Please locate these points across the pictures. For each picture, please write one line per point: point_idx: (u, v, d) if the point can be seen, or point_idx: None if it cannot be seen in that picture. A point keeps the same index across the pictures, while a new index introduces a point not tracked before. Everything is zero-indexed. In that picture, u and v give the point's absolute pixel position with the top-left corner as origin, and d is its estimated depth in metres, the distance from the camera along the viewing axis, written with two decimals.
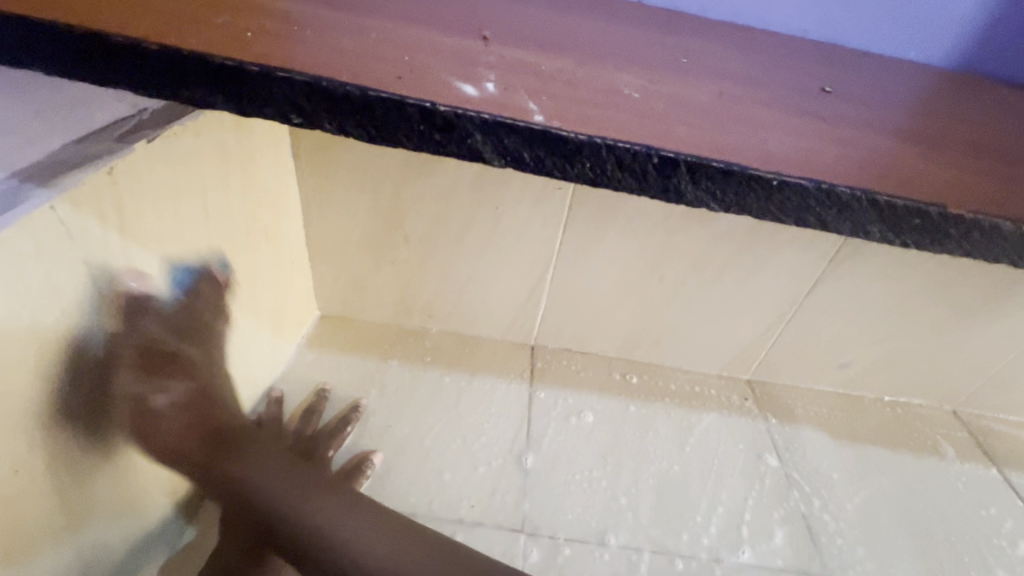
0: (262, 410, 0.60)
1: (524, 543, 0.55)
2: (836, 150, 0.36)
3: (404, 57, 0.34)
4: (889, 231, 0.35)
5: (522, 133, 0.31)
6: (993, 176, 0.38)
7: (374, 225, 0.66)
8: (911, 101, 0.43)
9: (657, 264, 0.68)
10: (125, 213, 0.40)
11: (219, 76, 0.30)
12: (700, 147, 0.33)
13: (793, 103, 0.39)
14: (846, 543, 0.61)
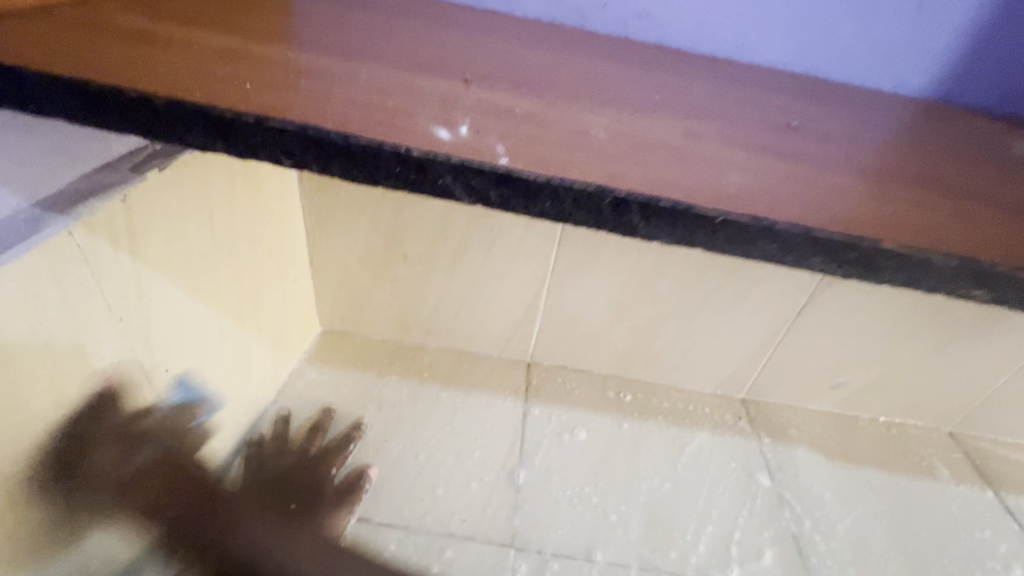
0: (268, 427, 0.64)
1: (513, 557, 0.56)
2: (805, 187, 0.36)
3: (383, 93, 0.35)
4: (838, 266, 0.34)
5: (488, 175, 0.32)
6: (969, 211, 0.38)
7: (375, 246, 0.68)
8: (891, 134, 0.44)
9: (649, 285, 0.69)
10: (137, 236, 0.42)
11: (214, 120, 0.31)
12: (670, 181, 0.34)
13: (762, 133, 0.40)
14: (836, 564, 0.61)
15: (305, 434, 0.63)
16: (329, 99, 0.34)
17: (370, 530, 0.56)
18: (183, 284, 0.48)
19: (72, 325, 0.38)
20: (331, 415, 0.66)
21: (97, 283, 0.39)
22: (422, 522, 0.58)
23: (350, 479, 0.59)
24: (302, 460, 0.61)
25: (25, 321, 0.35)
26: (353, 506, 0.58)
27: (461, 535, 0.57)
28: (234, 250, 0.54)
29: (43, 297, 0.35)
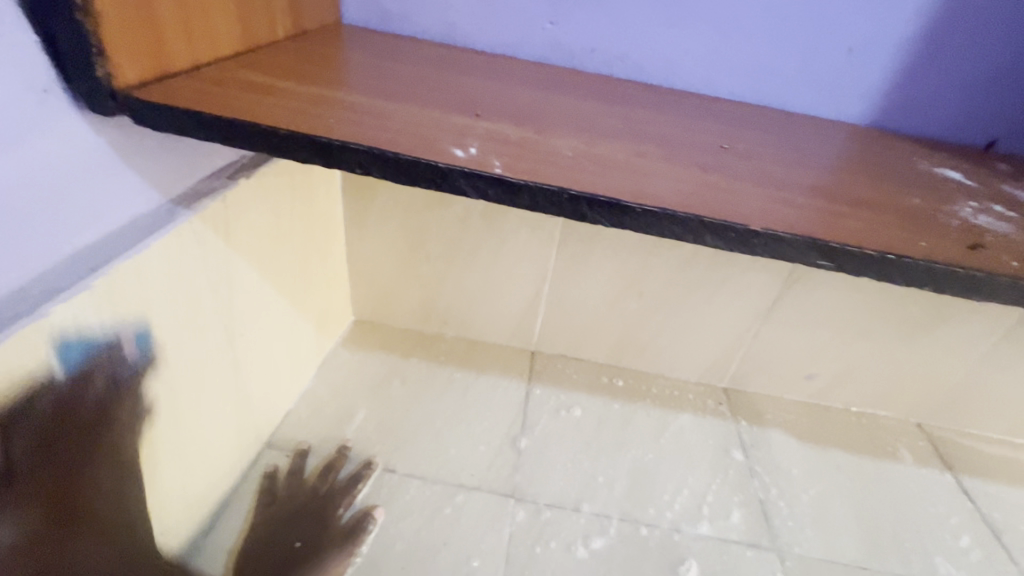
0: (287, 462, 0.67)
1: (513, 505, 0.66)
2: (746, 197, 0.39)
3: (408, 103, 0.44)
4: (840, 261, 0.36)
5: (501, 184, 0.35)
6: (901, 220, 0.41)
7: (402, 245, 0.80)
8: (830, 157, 0.50)
9: (636, 282, 0.80)
10: (230, 228, 0.51)
11: (314, 139, 0.35)
12: (642, 167, 0.40)
13: (714, 142, 0.48)
14: (796, 525, 0.70)
15: (318, 473, 0.66)
16: (369, 126, 0.39)
17: (394, 478, 0.67)
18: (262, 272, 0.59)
19: (192, 297, 0.48)
20: (345, 456, 0.68)
21: (207, 266, 0.49)
22: (438, 474, 0.68)
23: (354, 520, 0.61)
24: (312, 499, 0.63)
25: (167, 287, 0.45)
26: (355, 549, 0.59)
27: (470, 485, 0.68)
28: (293, 244, 0.65)
29: (176, 271, 0.45)
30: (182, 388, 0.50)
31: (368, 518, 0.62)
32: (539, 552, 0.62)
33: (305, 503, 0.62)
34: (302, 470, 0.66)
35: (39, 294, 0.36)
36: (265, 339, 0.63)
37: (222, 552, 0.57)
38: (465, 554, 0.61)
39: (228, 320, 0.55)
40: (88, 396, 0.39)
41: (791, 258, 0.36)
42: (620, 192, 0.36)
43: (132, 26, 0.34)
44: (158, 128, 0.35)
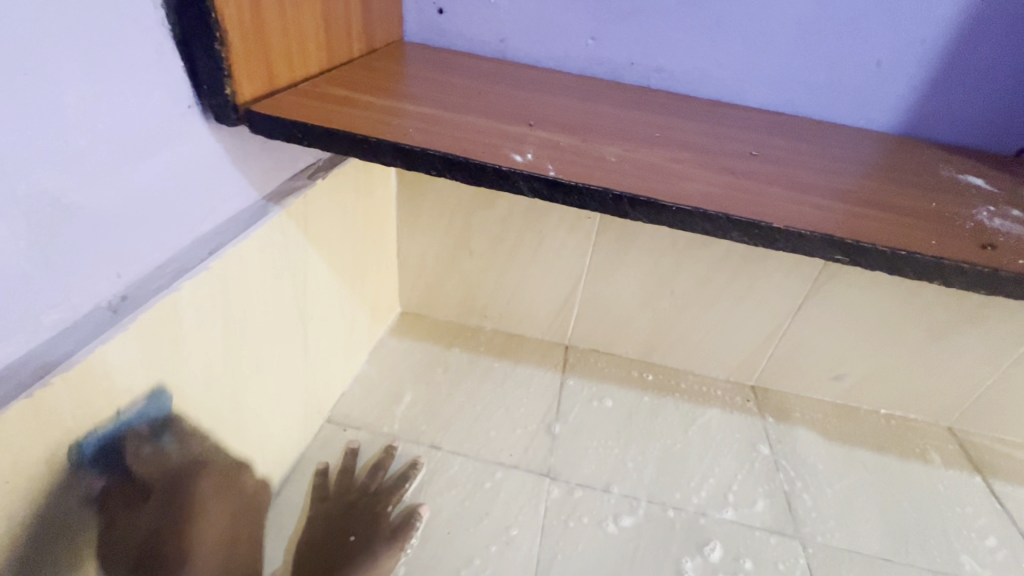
0: (339, 460, 0.70)
1: (548, 483, 0.72)
2: (773, 198, 0.44)
3: (470, 113, 0.50)
4: (857, 257, 0.40)
5: (554, 184, 0.41)
6: (917, 220, 0.45)
7: (448, 243, 0.87)
8: (855, 163, 0.53)
9: (668, 281, 0.84)
10: (309, 222, 0.59)
11: (399, 145, 0.42)
12: (678, 171, 0.45)
13: (744, 148, 0.52)
14: (820, 517, 0.73)
15: (368, 470, 0.69)
16: (439, 134, 0.45)
17: (440, 454, 0.73)
18: (330, 264, 0.66)
19: (278, 283, 0.56)
20: (392, 454, 0.71)
21: (291, 256, 0.57)
22: (479, 452, 0.74)
23: (402, 518, 0.64)
24: (363, 497, 0.66)
25: (262, 273, 0.52)
26: (404, 546, 0.61)
27: (509, 464, 0.73)
28: (355, 239, 0.72)
29: (270, 260, 0.53)
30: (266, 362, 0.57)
31: (415, 516, 0.64)
32: (573, 526, 0.67)
33: (357, 502, 0.65)
34: (353, 467, 0.69)
35: (173, 271, 0.43)
36: (329, 324, 0.70)
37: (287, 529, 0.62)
38: (503, 524, 0.66)
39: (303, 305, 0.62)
40: (201, 361, 0.47)
41: (810, 252, 0.41)
42: (658, 192, 0.41)
43: (252, 52, 0.41)
44: (269, 135, 0.43)
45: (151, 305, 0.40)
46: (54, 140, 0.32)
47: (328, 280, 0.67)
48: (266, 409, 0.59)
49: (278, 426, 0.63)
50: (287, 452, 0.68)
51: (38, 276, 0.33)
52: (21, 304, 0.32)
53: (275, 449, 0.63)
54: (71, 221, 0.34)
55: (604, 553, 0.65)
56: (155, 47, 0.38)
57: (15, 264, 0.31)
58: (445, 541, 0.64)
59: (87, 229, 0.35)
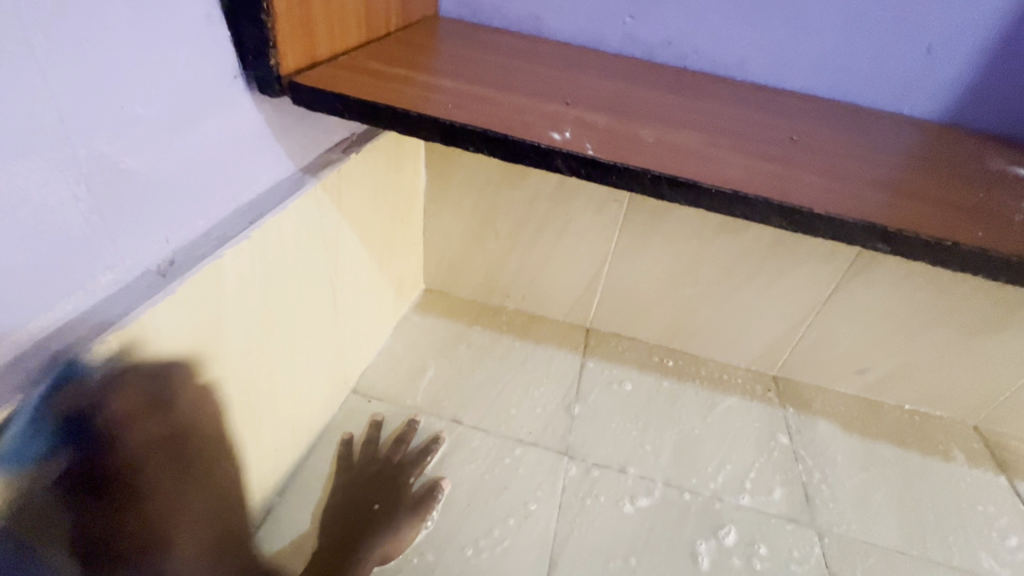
0: (364, 430, 0.72)
1: (566, 462, 0.73)
2: (814, 185, 0.43)
3: (507, 90, 0.49)
4: (898, 246, 0.40)
5: (593, 162, 0.41)
6: (960, 211, 0.44)
7: (475, 222, 0.87)
8: (900, 151, 0.52)
9: (694, 267, 0.84)
10: (341, 196, 0.59)
11: (440, 121, 0.42)
12: (718, 155, 0.45)
13: (784, 133, 0.51)
14: (838, 508, 0.73)
15: (391, 442, 0.71)
16: (477, 110, 0.45)
17: (462, 429, 0.75)
18: (360, 238, 0.67)
19: (312, 256, 0.57)
20: (415, 428, 0.72)
21: (324, 231, 0.58)
22: (500, 428, 0.76)
23: (424, 490, 0.66)
24: (386, 468, 0.67)
25: (298, 246, 0.53)
26: (426, 517, 0.63)
27: (528, 441, 0.75)
28: (384, 215, 0.73)
29: (305, 233, 0.54)
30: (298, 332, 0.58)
31: (436, 489, 0.66)
32: (589, 504, 0.68)
33: (381, 472, 0.67)
34: (377, 439, 0.71)
35: (217, 239, 0.44)
36: (357, 298, 0.72)
37: (314, 493, 0.65)
38: (522, 499, 0.68)
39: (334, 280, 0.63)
40: (240, 328, 0.48)
41: (851, 240, 0.40)
42: (697, 174, 0.41)
43: (296, 24, 0.42)
44: (312, 107, 0.43)
45: (198, 269, 0.41)
46: (112, 107, 0.33)
47: (358, 255, 0.68)
48: (298, 377, 0.61)
49: (308, 395, 0.65)
50: (315, 421, 0.70)
51: (95, 239, 0.34)
52: (78, 265, 0.34)
53: (303, 416, 0.65)
54: (125, 185, 0.35)
55: (620, 530, 0.66)
56: (204, 17, 0.38)
57: (76, 224, 0.33)
58: (466, 512, 0.65)
59: (140, 194, 0.37)
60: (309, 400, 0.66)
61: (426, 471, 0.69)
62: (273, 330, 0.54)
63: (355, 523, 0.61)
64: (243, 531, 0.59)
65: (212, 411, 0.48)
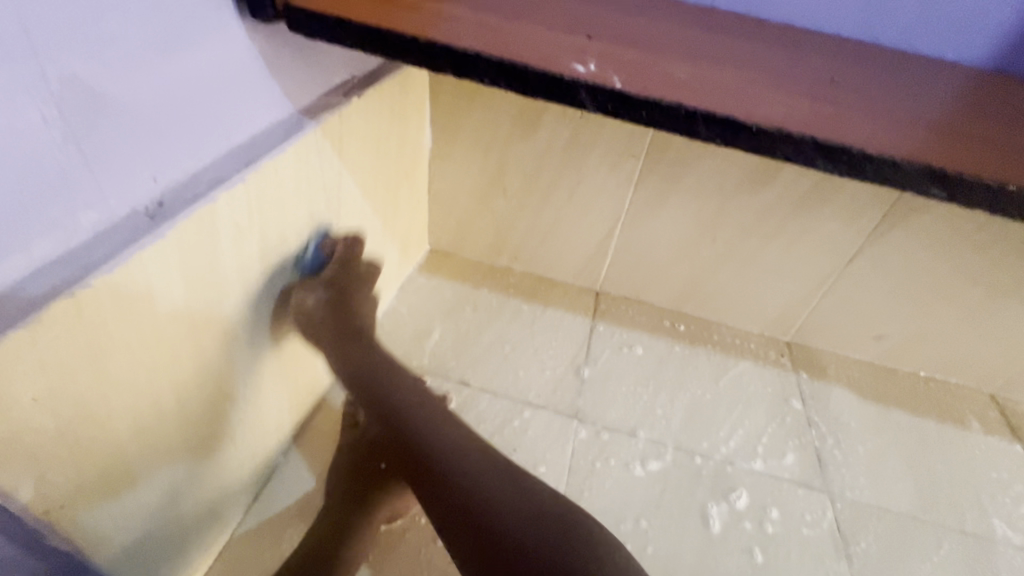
0: None
1: (576, 425, 0.71)
2: (861, 125, 0.39)
3: (525, 20, 0.45)
4: (953, 190, 0.37)
5: (620, 96, 0.37)
6: (1014, 156, 0.40)
7: (482, 178, 0.83)
8: (950, 94, 0.48)
9: (711, 228, 0.80)
10: (343, 143, 0.56)
11: (451, 50, 0.38)
12: (757, 92, 0.41)
13: (824, 72, 0.47)
14: (851, 473, 0.72)
15: None
16: (492, 38, 0.40)
17: (470, 391, 0.73)
18: (363, 191, 0.64)
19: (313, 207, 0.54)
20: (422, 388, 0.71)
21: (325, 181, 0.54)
22: (508, 391, 0.74)
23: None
24: None
25: (298, 195, 0.50)
26: None
27: (537, 403, 0.73)
28: (388, 167, 0.69)
29: (305, 179, 0.50)
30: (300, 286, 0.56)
31: None
32: (599, 467, 0.67)
33: None
34: None
35: (212, 181, 0.40)
36: (360, 255, 0.69)
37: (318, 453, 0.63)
38: (532, 461, 0.66)
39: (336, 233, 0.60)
40: (238, 280, 0.45)
41: (901, 184, 0.37)
42: (736, 111, 0.37)
43: None
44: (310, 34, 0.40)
45: (189, 212, 0.38)
46: (85, 22, 0.30)
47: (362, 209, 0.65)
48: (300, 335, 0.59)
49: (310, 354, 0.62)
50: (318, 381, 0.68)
51: (73, 173, 0.31)
52: (56, 202, 0.31)
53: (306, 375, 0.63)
54: (105, 114, 0.32)
55: (631, 492, 0.65)
56: None
57: (49, 155, 0.30)
58: None
59: (119, 125, 0.33)
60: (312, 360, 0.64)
61: None
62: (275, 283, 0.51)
63: None
64: (248, 489, 0.58)
65: (210, 365, 0.45)
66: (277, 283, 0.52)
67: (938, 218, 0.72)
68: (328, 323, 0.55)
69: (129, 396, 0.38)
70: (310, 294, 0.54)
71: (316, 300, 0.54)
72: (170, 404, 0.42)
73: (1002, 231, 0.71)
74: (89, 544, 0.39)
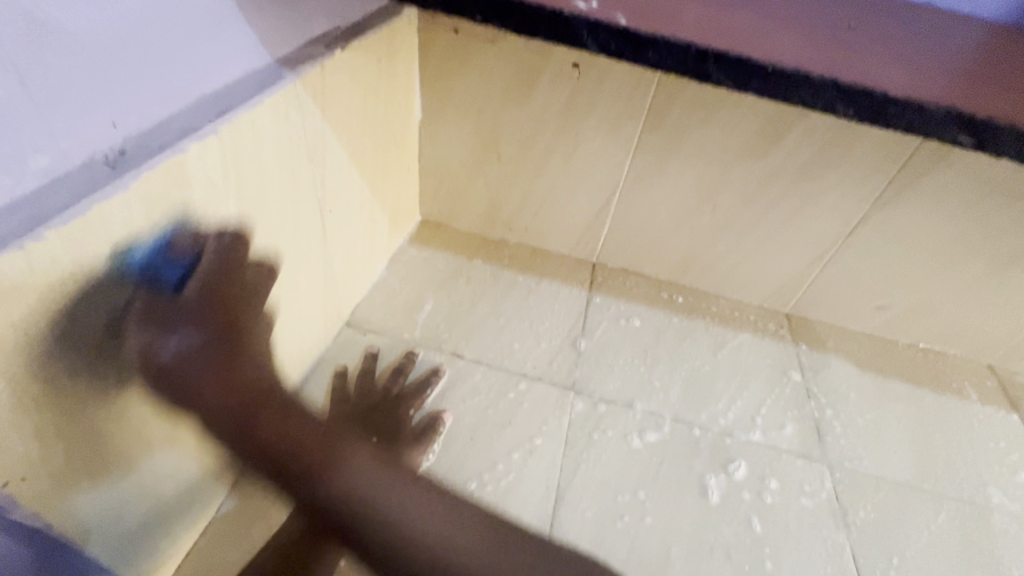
0: (359, 364, 0.68)
1: (572, 397, 0.70)
2: (890, 71, 0.37)
3: None
4: (985, 138, 0.35)
5: (625, 36, 0.35)
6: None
7: (475, 145, 0.80)
8: (972, 43, 0.45)
9: (712, 196, 0.78)
10: (326, 98, 0.52)
11: None
12: (775, 35, 0.38)
13: (846, 18, 0.44)
14: (849, 444, 0.71)
15: (389, 373, 0.67)
16: None
17: (464, 364, 0.71)
18: (349, 153, 0.60)
19: (293, 170, 0.51)
20: (413, 360, 0.69)
21: (305, 139, 0.50)
22: (503, 363, 0.72)
23: (425, 423, 0.63)
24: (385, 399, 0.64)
25: (276, 155, 0.47)
26: (426, 450, 0.61)
27: (533, 375, 0.71)
28: (375, 130, 0.66)
29: (282, 135, 0.47)
30: (282, 253, 0.53)
31: (438, 421, 0.63)
32: (596, 439, 0.66)
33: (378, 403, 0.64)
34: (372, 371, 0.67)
35: (179, 130, 0.37)
36: (347, 223, 0.65)
37: None
38: (527, 434, 0.65)
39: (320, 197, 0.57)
40: (212, 243, 0.42)
41: (931, 133, 0.35)
42: (751, 51, 0.35)
43: None
44: None
45: (154, 163, 0.35)
46: None
47: (348, 173, 0.62)
48: (284, 305, 0.56)
49: (295, 326, 0.60)
50: (306, 355, 0.66)
51: (18, 110, 0.28)
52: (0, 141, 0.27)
53: (291, 347, 0.61)
54: (51, 47, 0.29)
55: (628, 464, 0.64)
56: None
57: None
58: (468, 446, 0.63)
59: (69, 59, 0.30)
60: (299, 331, 0.61)
61: (425, 404, 0.66)
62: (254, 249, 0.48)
63: None
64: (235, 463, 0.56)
65: None
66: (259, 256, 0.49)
67: (946, 185, 0.70)
68: (206, 341, 0.37)
69: (96, 363, 0.36)
70: (168, 339, 0.36)
71: (178, 345, 0.37)
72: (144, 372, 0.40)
73: (1010, 197, 0.69)
74: (59, 521, 0.37)
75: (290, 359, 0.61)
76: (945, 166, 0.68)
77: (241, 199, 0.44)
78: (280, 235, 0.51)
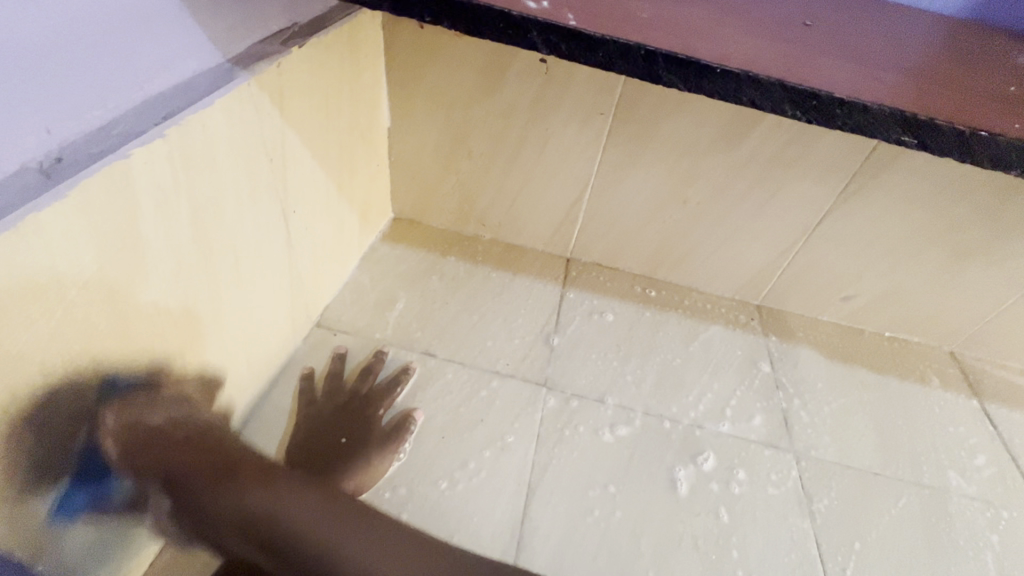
0: (328, 365, 0.68)
1: (545, 393, 0.70)
2: (824, 66, 0.40)
3: None
4: (904, 131, 0.38)
5: (571, 35, 0.39)
6: (985, 101, 0.40)
7: (445, 141, 0.79)
8: (923, 40, 0.46)
9: (681, 190, 0.78)
10: (284, 97, 0.51)
11: None
12: (716, 32, 0.41)
13: (797, 12, 0.46)
14: (815, 432, 0.73)
15: (358, 374, 0.67)
16: None
17: (436, 363, 0.71)
18: (312, 151, 0.59)
19: (251, 171, 0.49)
20: (383, 359, 0.69)
21: (263, 139, 0.50)
22: (475, 360, 0.72)
23: (395, 423, 0.63)
24: (354, 399, 0.64)
25: (231, 156, 0.46)
26: (396, 450, 0.61)
27: (505, 372, 0.71)
28: (338, 129, 0.64)
29: (237, 136, 0.46)
30: (243, 256, 0.52)
31: (409, 420, 0.63)
32: (568, 434, 0.66)
33: (347, 403, 0.63)
34: (341, 372, 0.67)
35: (121, 136, 0.36)
36: (314, 222, 0.65)
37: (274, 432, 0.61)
38: (499, 432, 0.65)
39: (283, 197, 0.56)
40: (165, 250, 0.42)
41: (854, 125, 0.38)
42: (688, 49, 0.38)
43: None
44: None
45: (94, 171, 0.34)
46: None
47: (313, 172, 0.61)
48: (247, 307, 0.55)
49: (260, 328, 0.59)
50: (273, 357, 0.65)
51: None
52: None
53: (256, 350, 0.60)
54: None
55: (600, 459, 0.65)
56: None
57: None
58: (440, 445, 0.63)
59: None
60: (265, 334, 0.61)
61: (396, 402, 0.66)
62: (211, 252, 0.47)
63: (320, 455, 0.58)
64: None
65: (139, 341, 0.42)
66: (216, 260, 0.48)
67: (906, 177, 0.71)
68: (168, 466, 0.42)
69: (41, 374, 0.35)
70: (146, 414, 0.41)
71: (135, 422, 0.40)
72: (95, 384, 0.39)
73: (967, 189, 0.71)
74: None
75: (256, 362, 0.61)
76: (905, 160, 0.69)
77: (195, 203, 0.43)
78: (240, 237, 0.51)
